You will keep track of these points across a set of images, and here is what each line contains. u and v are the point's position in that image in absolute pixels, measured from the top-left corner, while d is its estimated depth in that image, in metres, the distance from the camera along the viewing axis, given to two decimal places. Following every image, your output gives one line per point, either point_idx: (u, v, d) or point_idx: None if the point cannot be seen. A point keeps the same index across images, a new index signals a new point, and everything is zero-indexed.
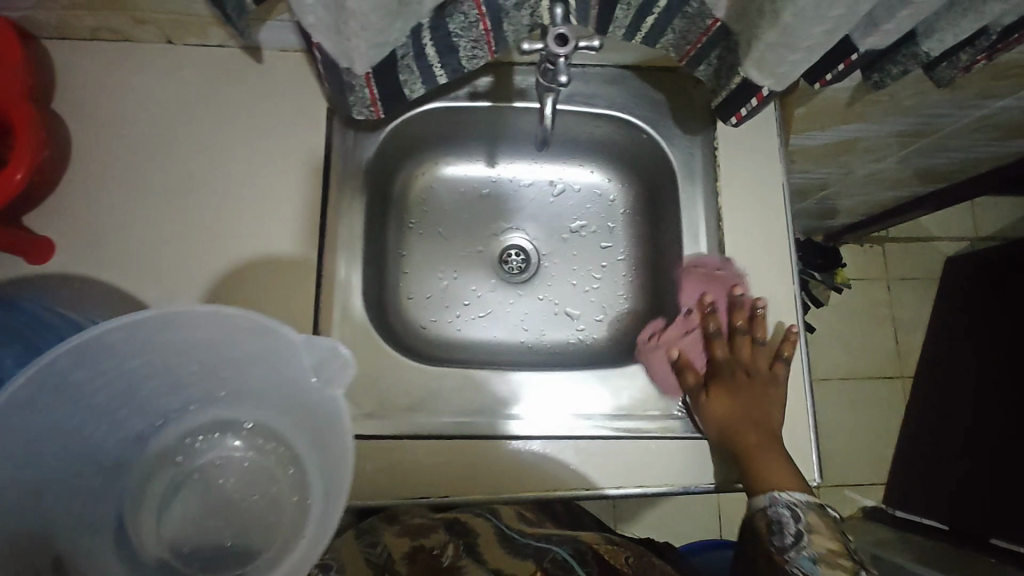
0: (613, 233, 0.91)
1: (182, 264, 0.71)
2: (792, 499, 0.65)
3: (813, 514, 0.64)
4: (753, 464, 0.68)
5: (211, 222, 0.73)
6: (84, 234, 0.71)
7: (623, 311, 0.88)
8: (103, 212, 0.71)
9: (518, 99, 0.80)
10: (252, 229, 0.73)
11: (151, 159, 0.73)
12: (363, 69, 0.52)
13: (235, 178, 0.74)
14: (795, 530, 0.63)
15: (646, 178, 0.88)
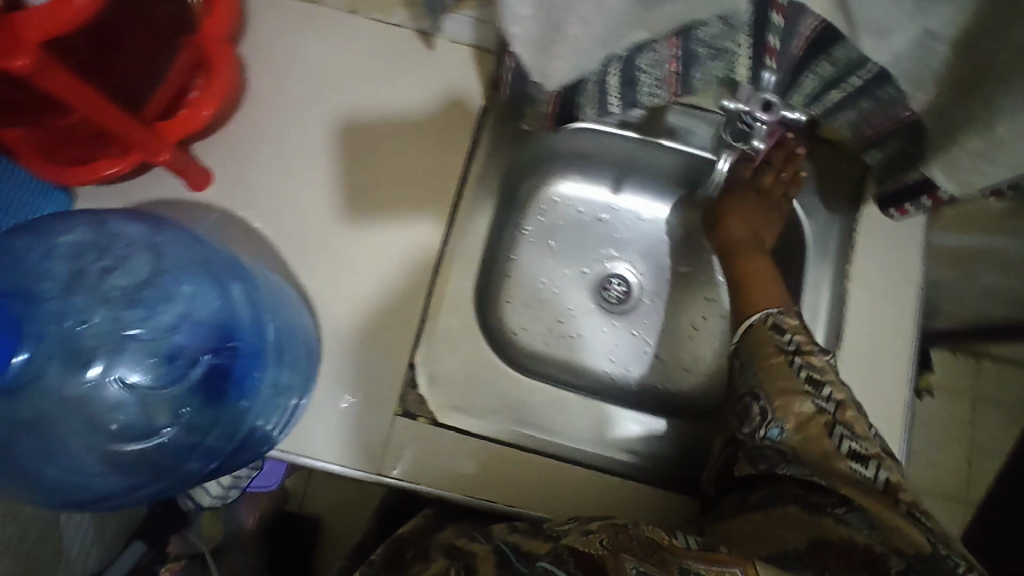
0: (720, 287, 0.90)
1: (315, 227, 0.72)
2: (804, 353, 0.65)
3: (755, 341, 0.68)
4: (743, 254, 0.80)
5: (353, 192, 0.74)
6: (239, 177, 0.73)
7: (713, 369, 0.87)
8: (258, 160, 0.73)
9: (665, 137, 0.80)
10: (389, 209, 0.74)
11: (313, 118, 0.75)
12: (554, 87, 0.53)
13: (382, 159, 0.75)
14: (762, 412, 0.63)
15: (771, 243, 0.86)
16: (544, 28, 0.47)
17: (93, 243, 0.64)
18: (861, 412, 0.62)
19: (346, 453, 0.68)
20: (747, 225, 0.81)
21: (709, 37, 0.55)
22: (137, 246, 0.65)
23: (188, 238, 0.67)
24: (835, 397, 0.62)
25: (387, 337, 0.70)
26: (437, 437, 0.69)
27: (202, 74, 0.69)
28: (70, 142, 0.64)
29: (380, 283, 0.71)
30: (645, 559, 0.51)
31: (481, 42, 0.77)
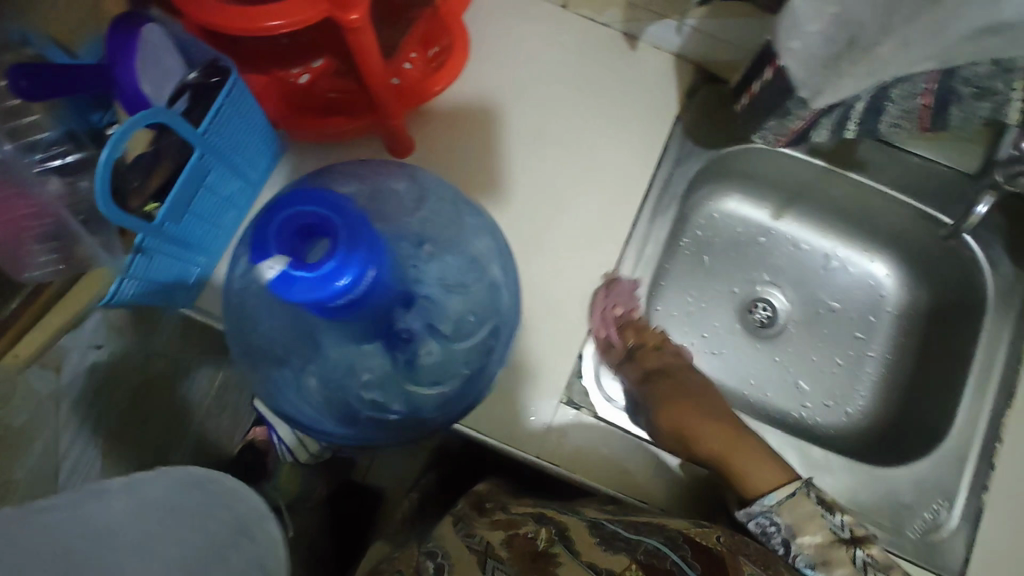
0: (871, 326, 0.88)
1: (506, 217, 0.74)
2: (765, 507, 0.63)
3: (793, 519, 0.62)
4: (734, 460, 0.68)
5: (546, 177, 0.76)
6: (440, 150, 0.76)
7: (857, 409, 0.85)
8: (459, 136, 0.76)
9: (853, 169, 0.79)
10: (581, 199, 0.75)
11: (516, 103, 0.77)
12: (818, 105, 0.53)
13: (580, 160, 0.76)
14: (784, 542, 0.62)
15: (936, 290, 0.84)
16: (841, 46, 0.48)
17: (371, 185, 0.63)
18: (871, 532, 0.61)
19: (514, 432, 0.69)
20: (699, 416, 0.72)
21: (975, 75, 0.53)
22: (446, 206, 0.65)
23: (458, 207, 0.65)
24: (849, 525, 0.60)
25: (563, 334, 0.72)
26: (585, 436, 0.70)
27: (429, 48, 0.71)
28: (311, 97, 0.68)
29: (561, 281, 0.73)
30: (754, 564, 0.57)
31: (687, 52, 0.78)
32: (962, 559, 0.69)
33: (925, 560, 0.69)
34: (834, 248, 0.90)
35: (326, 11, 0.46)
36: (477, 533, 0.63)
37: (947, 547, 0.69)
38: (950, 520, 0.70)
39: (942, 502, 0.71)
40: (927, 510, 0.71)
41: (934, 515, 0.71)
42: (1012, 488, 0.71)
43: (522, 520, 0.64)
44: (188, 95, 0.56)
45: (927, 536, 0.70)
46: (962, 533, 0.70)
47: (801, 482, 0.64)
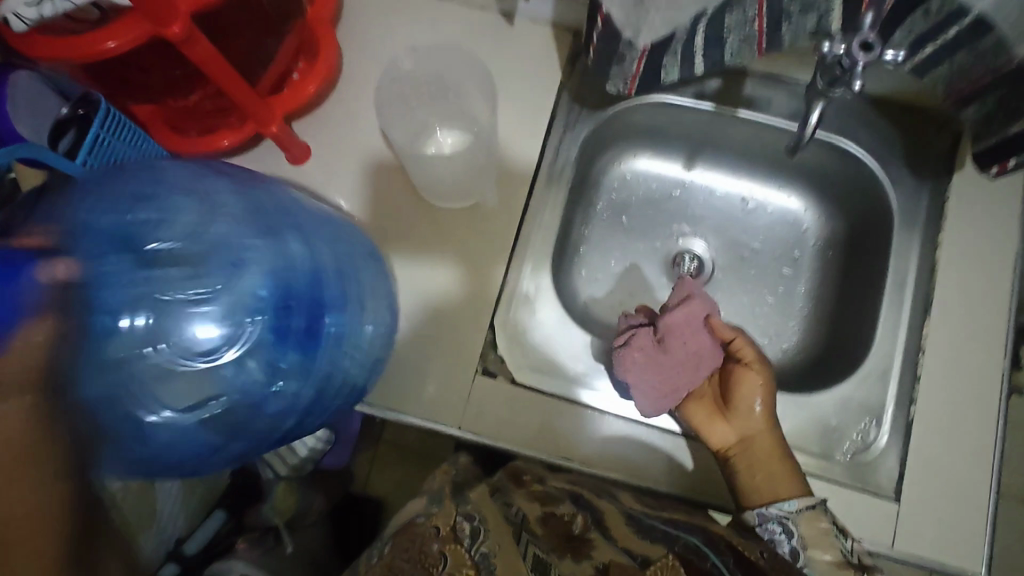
0: (797, 262, 0.88)
1: (404, 206, 0.76)
2: (781, 512, 0.63)
3: (807, 530, 0.62)
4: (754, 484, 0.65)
5: None
6: (334, 149, 0.78)
7: (792, 344, 0.85)
8: (349, 134, 0.78)
9: (743, 107, 0.80)
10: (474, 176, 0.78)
11: None
12: (642, 43, 0.57)
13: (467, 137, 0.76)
14: (793, 551, 0.61)
15: (850, 214, 0.84)
16: None
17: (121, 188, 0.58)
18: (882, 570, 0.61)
19: (432, 408, 0.71)
20: (769, 449, 0.66)
21: None
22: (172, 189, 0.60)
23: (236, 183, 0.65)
24: (859, 552, 0.61)
25: (472, 309, 0.74)
26: (511, 399, 0.71)
27: (306, 55, 0.75)
28: (193, 116, 0.72)
29: (462, 258, 0.75)
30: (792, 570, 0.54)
31: (561, 19, 0.80)
32: (895, 473, 0.69)
33: (858, 481, 0.69)
34: (749, 190, 0.91)
35: (149, 29, 0.49)
36: (514, 505, 0.63)
37: (878, 463, 0.69)
38: (880, 438, 0.70)
39: (871, 421, 0.70)
40: (856, 430, 0.70)
41: (863, 435, 0.70)
42: (936, 396, 0.70)
43: (557, 498, 0.64)
44: (71, 131, 0.60)
45: (858, 456, 0.70)
46: (892, 448, 0.69)
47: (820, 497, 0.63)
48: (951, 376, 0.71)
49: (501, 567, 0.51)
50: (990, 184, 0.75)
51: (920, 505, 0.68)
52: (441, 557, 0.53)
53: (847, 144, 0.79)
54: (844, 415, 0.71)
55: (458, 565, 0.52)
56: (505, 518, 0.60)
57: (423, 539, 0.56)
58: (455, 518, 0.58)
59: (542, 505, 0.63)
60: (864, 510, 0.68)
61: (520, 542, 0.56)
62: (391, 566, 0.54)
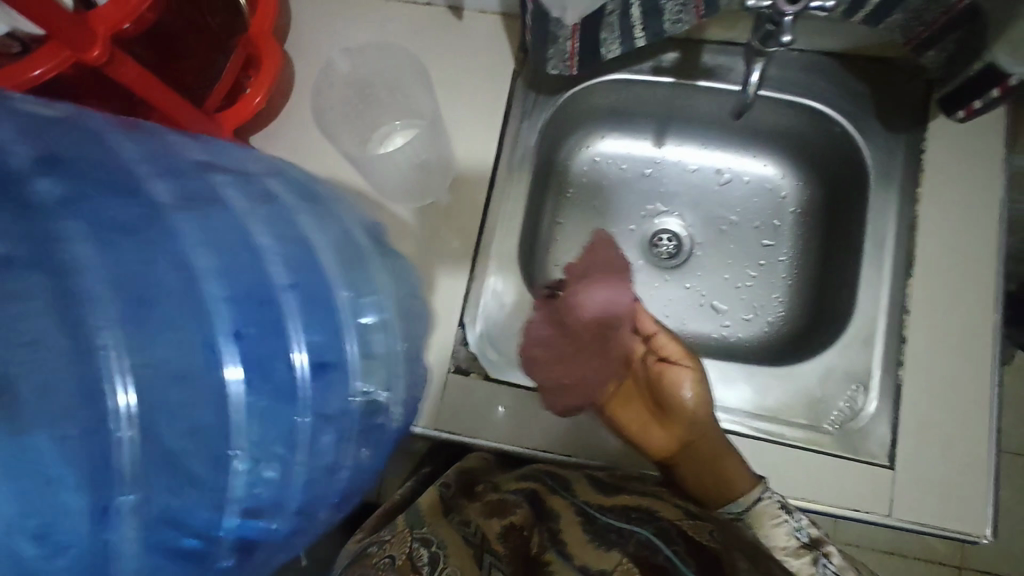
0: (777, 231, 0.86)
1: None
2: (730, 515, 0.61)
3: (758, 524, 0.60)
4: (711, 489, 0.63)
5: None
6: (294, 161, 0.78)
7: (777, 315, 0.82)
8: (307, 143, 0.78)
9: (703, 78, 0.78)
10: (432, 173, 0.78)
11: None
12: (572, 20, 0.55)
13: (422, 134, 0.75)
14: None
15: (826, 176, 0.81)
16: None
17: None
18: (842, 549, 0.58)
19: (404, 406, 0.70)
20: (710, 457, 0.63)
21: None
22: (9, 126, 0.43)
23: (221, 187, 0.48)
24: (811, 533, 0.58)
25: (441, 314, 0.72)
26: (485, 396, 0.71)
27: (253, 69, 0.75)
28: None
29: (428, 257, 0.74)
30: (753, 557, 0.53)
31: (509, 6, 0.78)
32: (887, 441, 0.66)
33: (848, 451, 0.66)
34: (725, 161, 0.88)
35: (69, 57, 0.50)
36: (471, 522, 0.64)
37: (868, 431, 0.67)
38: (869, 405, 0.68)
39: (858, 387, 0.68)
40: (841, 399, 0.68)
41: (850, 403, 0.68)
42: (925, 358, 0.67)
43: (512, 501, 0.64)
44: None
45: (846, 425, 0.68)
46: (883, 415, 0.67)
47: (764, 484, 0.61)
48: (940, 334, 0.68)
49: None
50: (968, 131, 0.71)
51: (917, 472, 0.65)
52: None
53: (810, 103, 0.76)
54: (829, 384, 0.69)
55: None
56: (461, 538, 0.62)
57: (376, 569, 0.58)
58: (409, 546, 0.60)
59: (496, 518, 0.63)
60: (856, 481, 0.65)
61: (483, 568, 0.59)
62: None
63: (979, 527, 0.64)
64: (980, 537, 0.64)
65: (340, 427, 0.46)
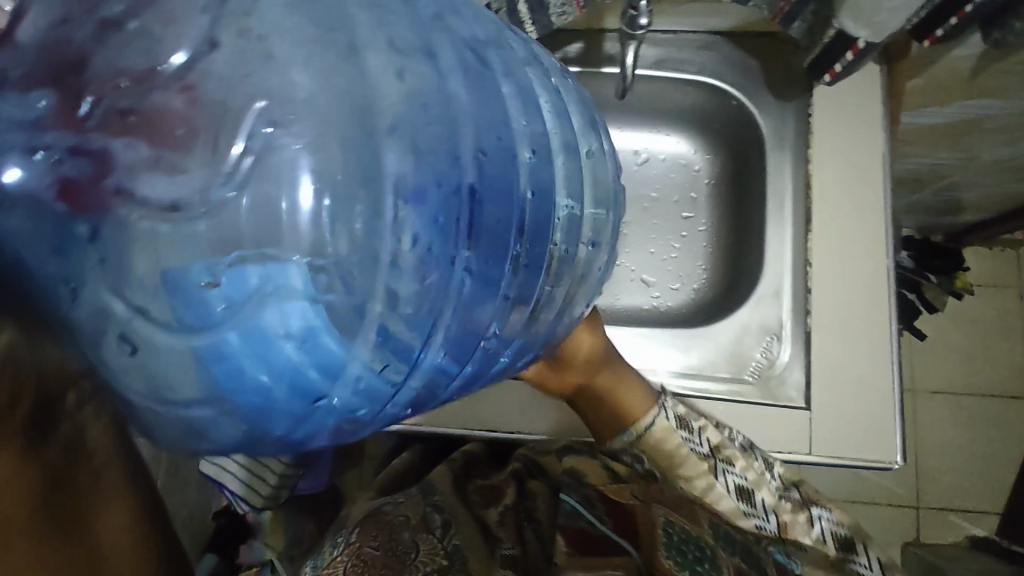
0: (695, 204, 0.91)
1: None
2: (626, 440, 0.67)
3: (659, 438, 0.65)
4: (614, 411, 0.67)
5: None
6: None
7: (701, 282, 0.87)
8: None
9: (607, 64, 0.82)
10: None
11: None
12: None
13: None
14: None
15: (731, 146, 0.87)
16: None
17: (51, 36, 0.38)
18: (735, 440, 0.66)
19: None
20: (610, 375, 0.69)
21: None
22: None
23: (338, 56, 0.46)
24: (708, 440, 0.65)
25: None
26: None
27: None
28: None
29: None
30: (678, 512, 0.65)
31: None
32: (802, 384, 0.71)
33: (768, 398, 0.71)
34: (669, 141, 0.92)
35: None
36: (472, 499, 0.81)
37: (784, 378, 0.72)
38: (783, 354, 0.72)
39: (770, 338, 0.73)
40: (758, 350, 0.73)
41: (766, 353, 0.73)
42: (830, 304, 0.73)
43: (499, 487, 0.81)
44: None
45: (763, 374, 0.72)
46: (796, 362, 0.72)
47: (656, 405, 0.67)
48: (840, 281, 0.73)
49: (466, 552, 0.71)
50: (848, 93, 0.78)
51: (832, 409, 0.70)
52: (412, 545, 0.71)
53: (693, 77, 0.82)
54: (745, 340, 0.73)
55: (430, 554, 0.71)
56: (463, 506, 0.78)
57: (392, 528, 0.73)
58: (423, 509, 0.76)
59: (492, 504, 0.80)
60: (778, 424, 0.70)
61: (484, 535, 0.75)
62: (363, 552, 0.70)
63: (890, 453, 0.69)
64: (890, 463, 0.69)
65: (521, 294, 0.52)
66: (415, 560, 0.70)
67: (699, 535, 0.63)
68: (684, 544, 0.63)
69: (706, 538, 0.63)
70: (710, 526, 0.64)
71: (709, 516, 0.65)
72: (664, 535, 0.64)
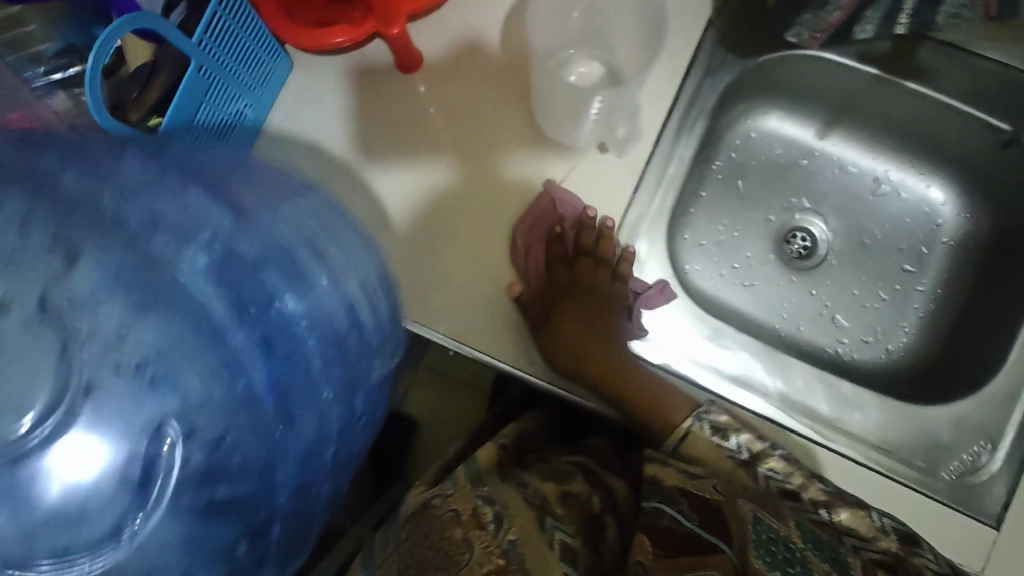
0: (922, 259, 0.81)
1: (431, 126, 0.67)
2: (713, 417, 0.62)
3: (697, 448, 0.62)
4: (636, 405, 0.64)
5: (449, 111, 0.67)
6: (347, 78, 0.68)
7: (900, 345, 0.79)
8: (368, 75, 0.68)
9: (913, 78, 0.71)
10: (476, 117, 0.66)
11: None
12: None
13: (601, 71, 0.67)
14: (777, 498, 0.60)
15: (1001, 214, 0.76)
16: None
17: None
18: (782, 453, 0.60)
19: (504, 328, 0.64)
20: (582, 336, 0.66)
21: None
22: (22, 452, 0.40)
23: (279, 269, 0.48)
24: (747, 446, 0.60)
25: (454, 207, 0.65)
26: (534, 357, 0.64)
27: None
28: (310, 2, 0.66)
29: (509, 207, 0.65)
30: (765, 508, 0.55)
31: None
32: (1004, 504, 0.63)
33: (961, 505, 0.63)
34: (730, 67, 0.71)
35: None
36: (531, 484, 0.63)
37: (985, 490, 0.63)
38: (992, 463, 0.64)
39: (984, 443, 0.66)
40: (964, 451, 0.66)
41: (971, 457, 0.65)
42: None
43: (565, 474, 0.66)
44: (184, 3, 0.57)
45: (964, 479, 0.64)
46: (1005, 478, 0.64)
47: (693, 416, 0.62)
48: None
49: (529, 553, 0.55)
50: None
51: None
52: (466, 544, 0.57)
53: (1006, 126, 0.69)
54: (954, 436, 0.66)
55: (484, 552, 0.56)
56: (520, 492, 0.62)
57: (444, 523, 0.60)
58: (473, 501, 0.61)
59: (551, 482, 0.64)
60: (963, 536, 0.61)
61: (545, 527, 0.58)
62: (414, 553, 0.58)
63: None
64: None
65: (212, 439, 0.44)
66: (468, 561, 0.56)
67: (786, 535, 0.53)
68: (767, 537, 0.52)
69: (794, 537, 0.53)
70: (797, 524, 0.54)
71: (771, 517, 0.54)
72: (749, 526, 0.53)
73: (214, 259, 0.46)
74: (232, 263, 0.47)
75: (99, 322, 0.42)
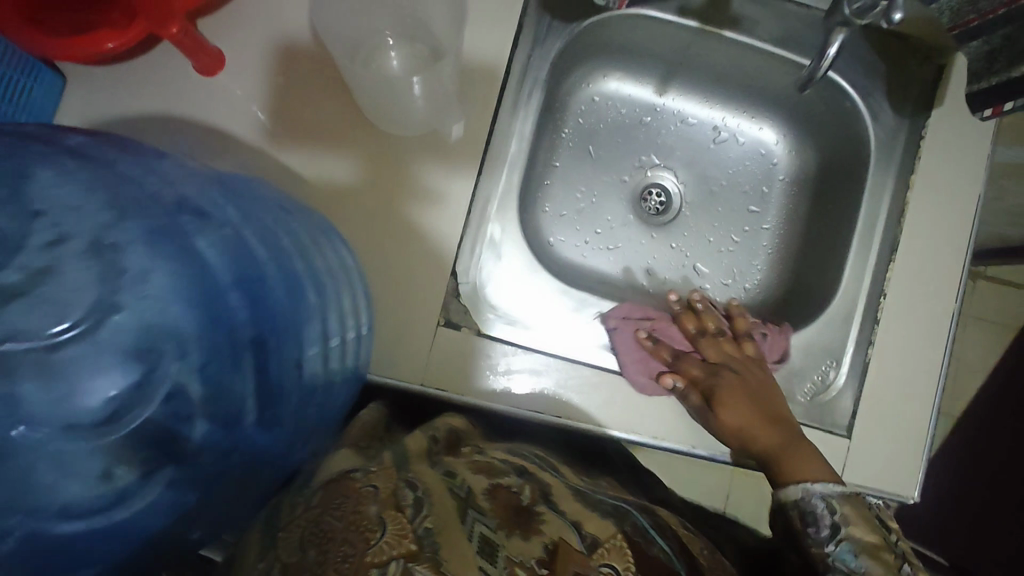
0: (765, 198, 0.86)
1: (320, 124, 0.64)
2: (825, 490, 0.55)
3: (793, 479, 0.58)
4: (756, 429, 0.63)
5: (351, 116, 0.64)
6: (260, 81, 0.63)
7: (754, 283, 0.84)
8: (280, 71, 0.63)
9: (729, 28, 0.72)
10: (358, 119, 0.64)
11: None
12: None
13: (421, 52, 0.65)
14: (831, 525, 0.53)
15: (823, 147, 0.81)
16: None
17: None
18: (863, 517, 0.54)
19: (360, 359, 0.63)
20: (755, 413, 0.65)
21: None
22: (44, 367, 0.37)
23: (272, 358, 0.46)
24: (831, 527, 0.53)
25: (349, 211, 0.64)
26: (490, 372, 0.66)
27: None
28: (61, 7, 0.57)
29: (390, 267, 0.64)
30: None
31: None
32: (849, 411, 0.71)
33: (815, 420, 0.71)
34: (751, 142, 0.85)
35: None
36: (458, 475, 0.50)
37: (835, 403, 0.71)
38: (838, 379, 0.72)
39: (830, 362, 0.72)
40: (815, 371, 0.72)
41: (822, 376, 0.72)
42: (890, 338, 0.72)
43: (502, 469, 0.52)
44: None
45: (817, 397, 0.72)
46: (849, 389, 0.72)
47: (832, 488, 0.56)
48: (910, 317, 0.72)
49: (445, 548, 0.40)
50: (962, 123, 0.73)
51: (867, 442, 0.71)
52: (377, 521, 0.41)
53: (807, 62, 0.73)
54: (804, 359, 0.73)
55: (395, 536, 0.40)
56: (450, 484, 0.48)
57: (357, 498, 0.43)
58: (396, 482, 0.46)
59: (482, 474, 0.51)
60: (816, 447, 0.70)
61: (465, 520, 0.44)
62: (318, 523, 0.42)
63: (911, 490, 0.70)
64: (908, 498, 0.70)
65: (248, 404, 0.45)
66: (373, 543, 0.39)
67: None
68: None
69: None
70: None
71: None
72: None
73: (237, 271, 0.44)
74: (248, 254, 0.45)
75: (128, 263, 0.40)
